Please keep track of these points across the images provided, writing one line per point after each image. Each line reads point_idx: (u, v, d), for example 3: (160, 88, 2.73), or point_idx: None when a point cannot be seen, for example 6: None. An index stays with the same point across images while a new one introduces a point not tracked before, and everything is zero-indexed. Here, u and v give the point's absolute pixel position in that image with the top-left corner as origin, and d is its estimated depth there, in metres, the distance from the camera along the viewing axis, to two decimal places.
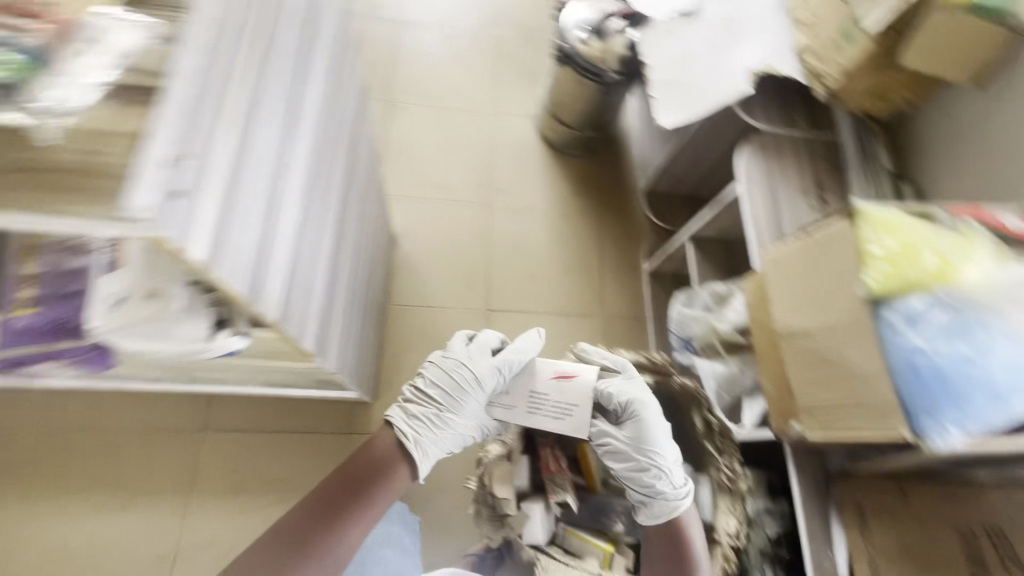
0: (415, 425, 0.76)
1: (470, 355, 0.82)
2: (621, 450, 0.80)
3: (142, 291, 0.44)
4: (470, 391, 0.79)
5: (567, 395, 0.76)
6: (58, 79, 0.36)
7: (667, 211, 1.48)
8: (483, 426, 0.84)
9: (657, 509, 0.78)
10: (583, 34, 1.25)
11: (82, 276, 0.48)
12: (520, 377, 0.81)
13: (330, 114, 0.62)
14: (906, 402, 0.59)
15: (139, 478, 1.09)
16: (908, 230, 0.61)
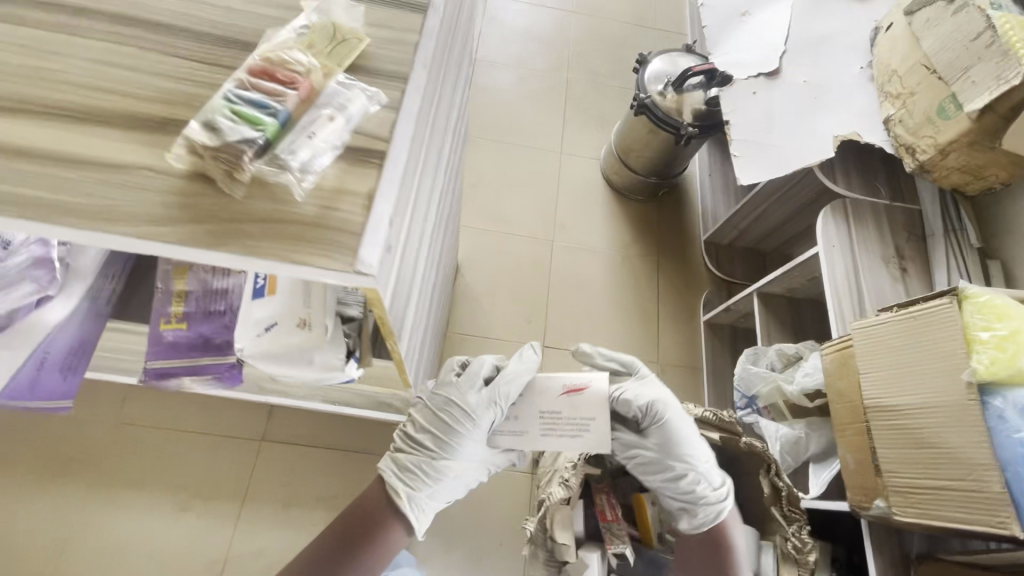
0: (407, 479, 0.72)
1: (460, 388, 0.75)
2: (655, 460, 0.76)
3: (294, 320, 0.47)
4: (467, 429, 0.74)
5: (581, 409, 0.70)
6: (296, 137, 0.35)
7: (729, 263, 1.48)
8: (490, 463, 0.79)
9: (702, 515, 0.75)
10: (660, 86, 1.31)
11: (230, 296, 0.52)
12: (523, 403, 0.74)
13: (449, 158, 0.64)
14: (1016, 496, 0.58)
15: (197, 481, 1.12)
16: (1021, 319, 0.62)
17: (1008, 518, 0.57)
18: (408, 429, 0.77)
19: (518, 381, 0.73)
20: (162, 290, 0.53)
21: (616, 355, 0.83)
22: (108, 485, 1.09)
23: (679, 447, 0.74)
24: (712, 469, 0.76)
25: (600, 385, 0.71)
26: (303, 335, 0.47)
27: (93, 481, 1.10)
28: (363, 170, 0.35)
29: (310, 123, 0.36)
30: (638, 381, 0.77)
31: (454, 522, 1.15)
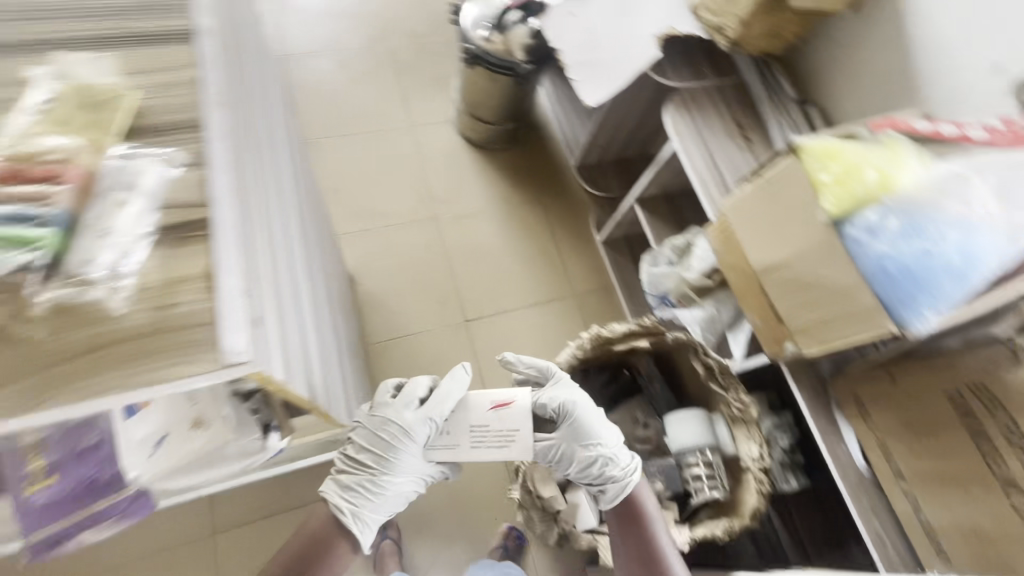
0: (350, 498, 0.78)
1: (396, 408, 0.80)
2: (570, 452, 0.82)
3: (188, 421, 0.46)
4: (402, 446, 0.79)
5: (505, 421, 0.77)
6: (96, 240, 0.39)
7: (604, 180, 1.53)
8: (427, 476, 0.84)
9: (612, 493, 0.80)
10: (485, 31, 1.26)
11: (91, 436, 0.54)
12: (455, 416, 0.81)
13: (279, 184, 0.58)
14: (885, 299, 0.68)
15: None
16: (847, 154, 0.70)
17: (883, 321, 0.68)
18: (351, 450, 0.82)
19: (448, 396, 0.79)
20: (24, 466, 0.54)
21: (535, 360, 0.89)
22: None
23: (589, 436, 0.81)
24: (622, 449, 0.83)
25: (522, 399, 0.77)
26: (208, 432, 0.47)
27: None
28: (197, 253, 0.39)
29: (99, 216, 0.40)
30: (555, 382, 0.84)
31: (443, 521, 1.14)
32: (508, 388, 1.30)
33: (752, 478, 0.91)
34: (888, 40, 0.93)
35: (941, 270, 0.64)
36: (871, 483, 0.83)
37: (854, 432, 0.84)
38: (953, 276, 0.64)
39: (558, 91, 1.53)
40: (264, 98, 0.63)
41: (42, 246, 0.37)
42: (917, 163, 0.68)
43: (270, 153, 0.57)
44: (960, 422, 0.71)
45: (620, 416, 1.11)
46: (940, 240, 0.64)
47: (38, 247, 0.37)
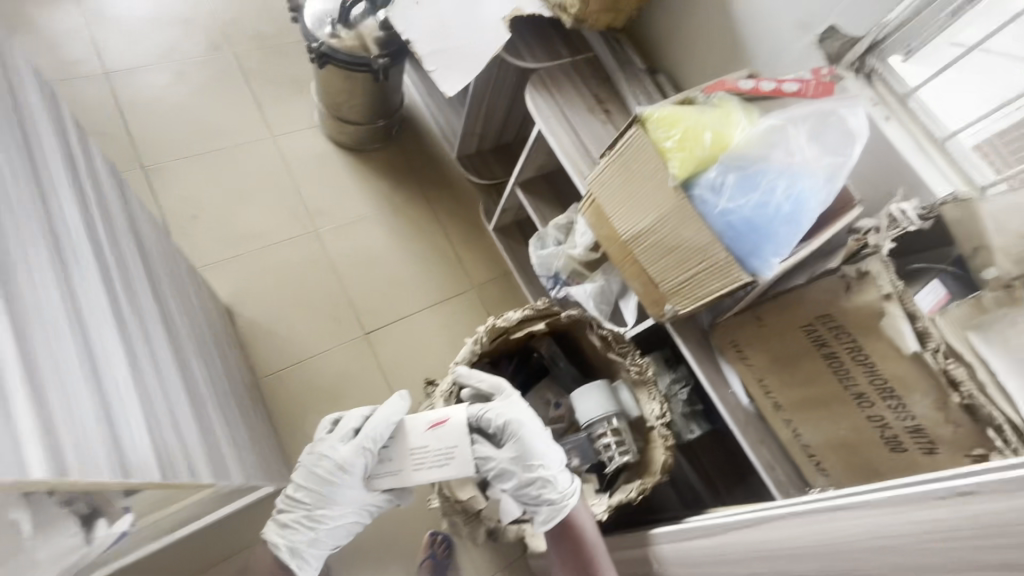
0: (287, 534, 0.77)
1: (331, 442, 0.79)
2: (511, 470, 0.82)
3: None
4: (339, 480, 0.78)
5: (443, 440, 0.77)
6: None
7: (488, 168, 1.50)
8: (371, 506, 0.82)
9: (547, 515, 0.80)
10: (328, 27, 1.19)
11: None
12: (396, 441, 0.80)
13: (54, 236, 0.49)
14: (737, 253, 0.73)
15: None
16: (685, 118, 0.73)
17: (736, 273, 0.72)
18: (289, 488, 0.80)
19: (385, 421, 0.79)
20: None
21: (486, 377, 0.89)
22: None
23: (530, 455, 0.80)
24: (564, 472, 0.82)
25: (460, 417, 0.78)
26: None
27: None
28: None
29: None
30: (504, 399, 0.85)
31: (373, 545, 1.10)
32: (421, 393, 1.27)
33: (658, 436, 0.96)
34: (714, 5, 0.98)
35: (776, 219, 0.70)
36: (755, 416, 0.90)
37: (737, 374, 0.90)
38: (787, 223, 0.70)
39: (424, 82, 1.48)
40: (24, 138, 0.53)
41: None
42: (746, 121, 0.73)
43: (33, 201, 0.49)
44: (814, 349, 0.79)
45: (532, 402, 1.13)
46: (772, 191, 0.70)
47: None
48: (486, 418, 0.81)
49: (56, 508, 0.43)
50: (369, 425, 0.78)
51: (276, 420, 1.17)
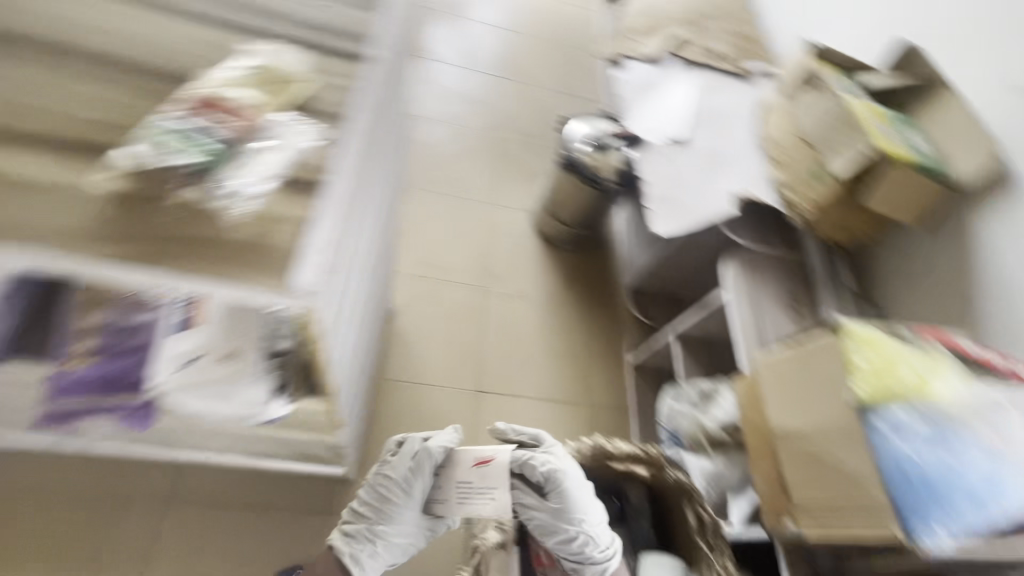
0: (350, 543, 0.79)
1: (395, 465, 0.79)
2: (552, 526, 0.78)
3: (220, 352, 0.54)
4: (402, 504, 0.78)
5: (486, 480, 0.75)
6: (243, 174, 0.50)
7: (648, 307, 1.58)
8: (426, 529, 0.84)
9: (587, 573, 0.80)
10: (586, 147, 1.41)
11: (145, 330, 0.55)
12: (448, 470, 0.79)
13: (361, 196, 0.66)
14: (898, 505, 0.65)
15: (88, 550, 1.01)
16: (887, 348, 0.72)
17: (888, 523, 0.64)
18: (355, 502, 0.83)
19: (438, 450, 0.78)
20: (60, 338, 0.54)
21: (524, 427, 0.84)
22: None
23: (574, 513, 0.77)
24: (604, 535, 0.80)
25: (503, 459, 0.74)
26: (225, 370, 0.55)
27: None
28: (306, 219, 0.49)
29: (244, 158, 0.52)
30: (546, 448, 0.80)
31: None
32: None
33: None
34: (953, 264, 0.98)
35: (958, 490, 0.62)
36: None
37: None
38: (971, 499, 0.62)
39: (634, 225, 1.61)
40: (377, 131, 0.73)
41: (203, 153, 0.50)
42: (958, 380, 0.69)
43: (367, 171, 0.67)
44: None
45: None
46: (964, 458, 0.64)
47: (201, 153, 0.50)
48: (528, 465, 0.76)
49: (267, 371, 0.58)
50: (423, 450, 0.78)
51: (373, 419, 1.27)
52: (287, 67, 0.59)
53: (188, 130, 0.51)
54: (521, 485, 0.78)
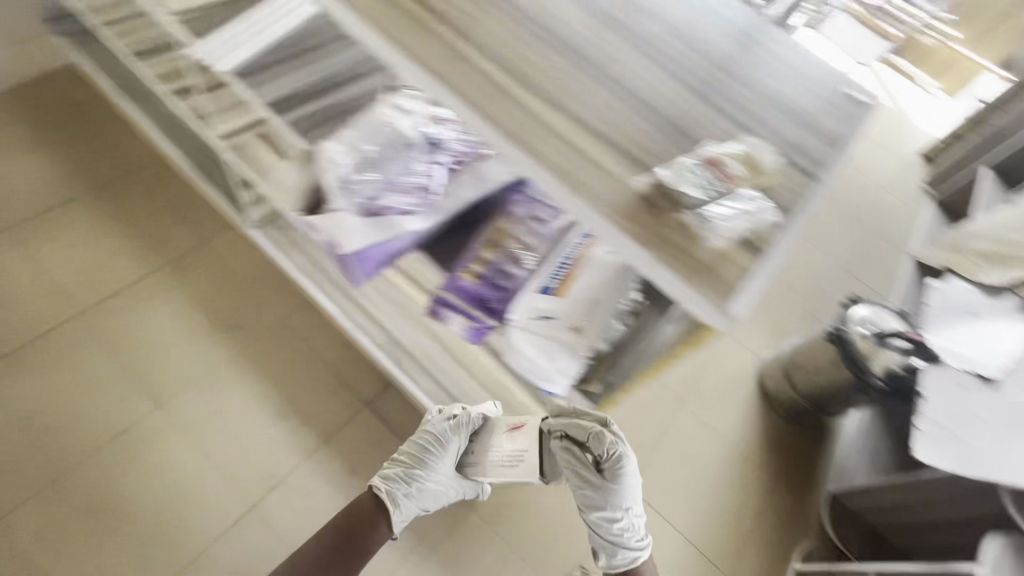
0: (390, 481, 0.91)
1: (435, 422, 0.95)
2: (600, 504, 0.81)
3: (573, 321, 0.60)
4: (439, 454, 0.93)
5: (518, 443, 0.86)
6: (716, 210, 0.43)
7: (845, 527, 1.33)
8: (452, 486, 0.98)
9: (618, 558, 0.82)
10: (865, 332, 1.21)
11: (519, 278, 0.67)
12: (481, 436, 0.94)
13: None
14: None
15: (305, 402, 1.25)
16: None
17: None
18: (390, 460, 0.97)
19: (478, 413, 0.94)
20: (473, 250, 0.69)
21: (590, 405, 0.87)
22: (249, 363, 1.27)
23: (621, 496, 0.80)
24: (642, 525, 0.83)
25: (534, 423, 0.86)
26: (574, 337, 0.59)
27: (241, 349, 1.28)
28: None
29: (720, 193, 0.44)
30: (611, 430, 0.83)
31: None
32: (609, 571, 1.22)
33: None
34: None
35: None
36: None
37: None
38: None
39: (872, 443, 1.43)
40: None
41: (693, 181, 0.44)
42: None
43: None
44: None
45: None
46: None
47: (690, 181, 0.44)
48: (599, 439, 0.79)
49: (588, 347, 0.59)
50: (463, 411, 0.93)
51: None
52: (769, 161, 0.49)
53: (706, 180, 0.45)
54: (576, 455, 0.81)
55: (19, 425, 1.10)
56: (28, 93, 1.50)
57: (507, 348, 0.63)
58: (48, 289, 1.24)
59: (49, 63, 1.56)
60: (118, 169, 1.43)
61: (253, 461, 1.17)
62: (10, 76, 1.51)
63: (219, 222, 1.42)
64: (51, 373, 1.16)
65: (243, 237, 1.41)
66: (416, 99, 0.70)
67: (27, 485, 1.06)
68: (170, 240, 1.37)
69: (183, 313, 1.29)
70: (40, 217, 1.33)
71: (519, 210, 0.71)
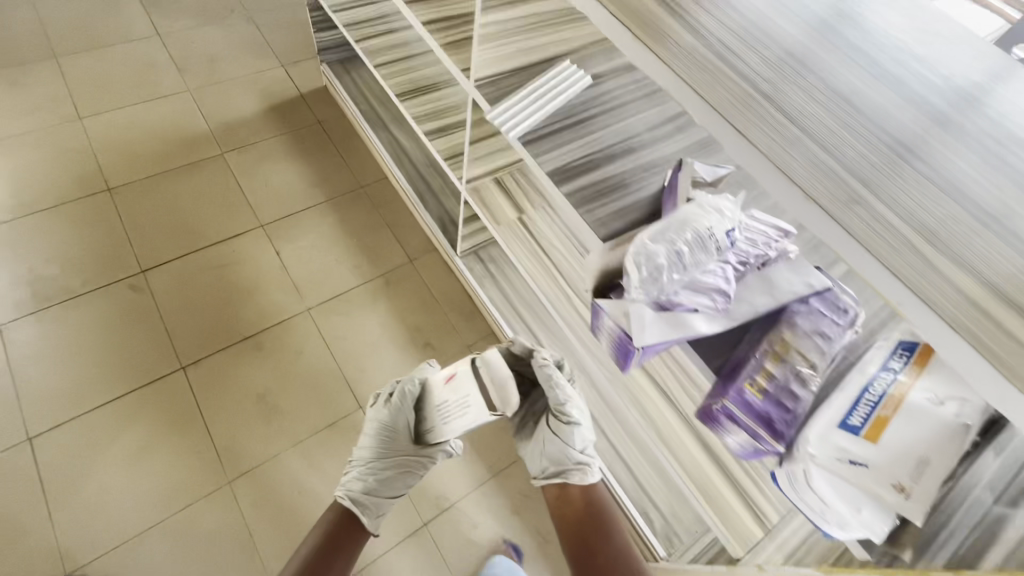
0: (353, 483, 1.10)
1: (377, 411, 1.16)
2: (580, 412, 1.07)
3: (891, 476, 0.55)
4: (391, 438, 1.13)
5: (457, 392, 1.11)
6: None
7: None
8: (423, 459, 1.16)
9: (588, 465, 1.07)
10: None
11: (809, 403, 0.63)
12: (431, 398, 1.15)
13: None
14: None
15: (481, 431, 1.31)
16: None
17: None
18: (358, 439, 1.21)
19: (416, 380, 1.16)
20: (755, 361, 0.67)
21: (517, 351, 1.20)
22: None
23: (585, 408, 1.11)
24: None
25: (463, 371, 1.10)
26: (897, 497, 0.54)
27: None
28: None
29: None
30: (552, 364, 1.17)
31: None
32: None
33: None
34: None
35: None
36: None
37: None
38: None
39: None
40: None
41: None
42: None
43: None
44: None
45: None
46: None
47: None
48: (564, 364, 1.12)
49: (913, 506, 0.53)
50: (397, 388, 1.16)
51: None
52: None
53: None
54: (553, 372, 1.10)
55: (253, 398, 1.26)
56: (288, 108, 1.76)
57: (795, 481, 0.60)
58: (289, 282, 1.43)
59: (307, 84, 1.82)
60: (350, 183, 1.63)
61: (431, 477, 1.25)
62: (277, 92, 1.78)
63: (425, 244, 1.56)
64: (281, 358, 1.32)
65: (445, 262, 1.54)
66: (721, 199, 0.70)
67: (252, 455, 1.21)
68: (385, 253, 1.53)
69: (387, 323, 1.42)
70: (288, 217, 1.54)
71: (806, 322, 0.68)
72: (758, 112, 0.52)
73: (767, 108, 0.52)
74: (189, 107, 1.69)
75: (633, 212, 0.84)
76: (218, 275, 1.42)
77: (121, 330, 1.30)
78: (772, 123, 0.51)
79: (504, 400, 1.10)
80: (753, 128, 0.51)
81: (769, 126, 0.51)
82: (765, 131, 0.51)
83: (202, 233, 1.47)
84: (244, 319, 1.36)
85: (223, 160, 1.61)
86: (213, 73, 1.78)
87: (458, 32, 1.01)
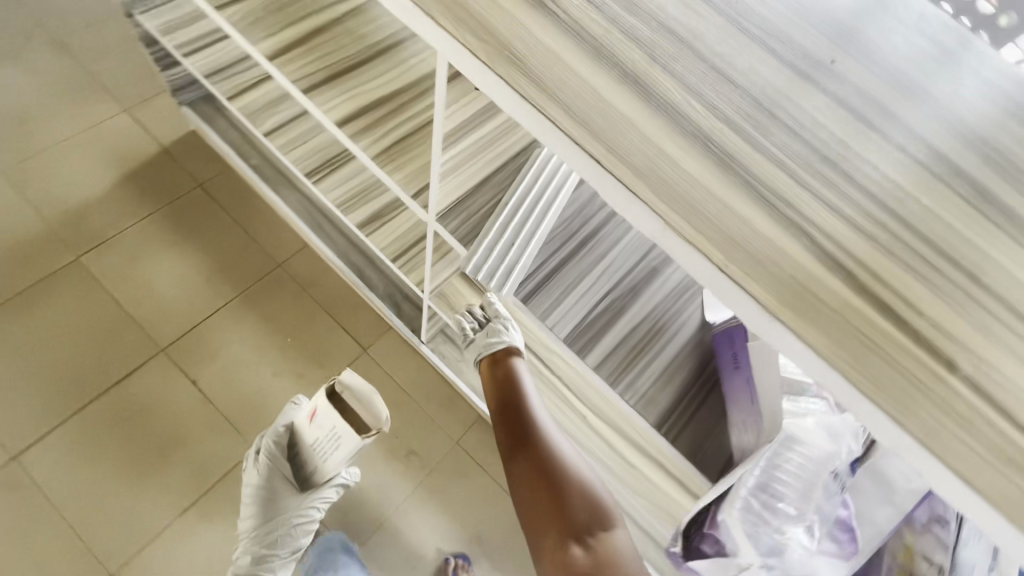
0: (241, 556, 1.01)
1: (252, 470, 1.03)
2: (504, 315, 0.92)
3: None
4: (272, 498, 1.02)
5: (324, 429, 0.97)
6: None
7: None
8: (320, 503, 1.04)
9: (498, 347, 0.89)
10: None
11: None
12: (302, 436, 1.03)
13: None
14: None
15: (494, 538, 1.17)
16: None
17: None
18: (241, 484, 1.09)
19: (281, 427, 1.04)
20: None
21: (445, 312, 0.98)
22: (429, 493, 1.18)
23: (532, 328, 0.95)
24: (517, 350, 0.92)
25: (322, 405, 0.95)
26: None
27: (422, 480, 1.19)
28: None
29: None
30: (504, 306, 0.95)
31: None
32: None
33: None
34: None
35: None
36: None
37: None
38: None
39: None
40: None
41: None
42: None
43: None
44: None
45: None
46: None
47: None
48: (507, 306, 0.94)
49: None
50: (262, 444, 1.03)
51: None
52: None
53: None
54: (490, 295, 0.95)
55: None
56: (150, 171, 1.34)
57: None
58: (220, 418, 1.15)
59: (166, 129, 1.38)
60: (263, 264, 1.30)
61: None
62: (129, 149, 1.35)
63: (376, 325, 1.30)
64: None
65: (405, 341, 1.30)
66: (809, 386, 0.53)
67: None
68: (330, 350, 1.26)
69: None
70: (195, 328, 1.22)
71: (923, 512, 0.55)
72: (976, 429, 0.34)
73: (991, 418, 0.34)
74: (11, 199, 1.25)
75: (679, 370, 0.66)
76: (121, 432, 1.11)
77: (10, 549, 1.00)
78: (1001, 449, 0.34)
79: (376, 414, 0.97)
80: (974, 461, 0.33)
81: (997, 455, 0.33)
82: (991, 465, 0.33)
83: (84, 381, 1.13)
84: (174, 484, 1.09)
85: (81, 268, 1.22)
86: (28, 140, 1.31)
87: (390, 127, 0.72)
